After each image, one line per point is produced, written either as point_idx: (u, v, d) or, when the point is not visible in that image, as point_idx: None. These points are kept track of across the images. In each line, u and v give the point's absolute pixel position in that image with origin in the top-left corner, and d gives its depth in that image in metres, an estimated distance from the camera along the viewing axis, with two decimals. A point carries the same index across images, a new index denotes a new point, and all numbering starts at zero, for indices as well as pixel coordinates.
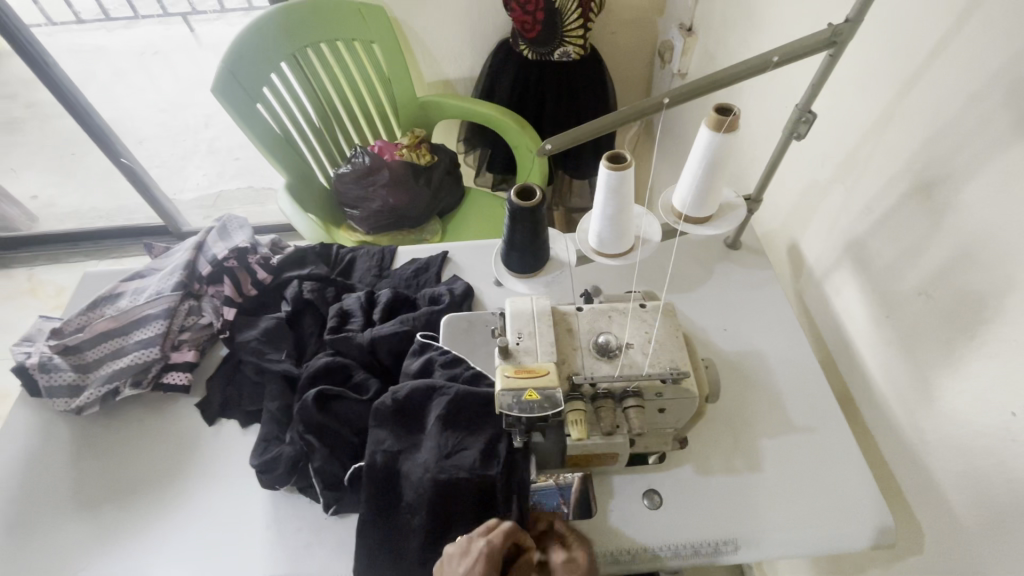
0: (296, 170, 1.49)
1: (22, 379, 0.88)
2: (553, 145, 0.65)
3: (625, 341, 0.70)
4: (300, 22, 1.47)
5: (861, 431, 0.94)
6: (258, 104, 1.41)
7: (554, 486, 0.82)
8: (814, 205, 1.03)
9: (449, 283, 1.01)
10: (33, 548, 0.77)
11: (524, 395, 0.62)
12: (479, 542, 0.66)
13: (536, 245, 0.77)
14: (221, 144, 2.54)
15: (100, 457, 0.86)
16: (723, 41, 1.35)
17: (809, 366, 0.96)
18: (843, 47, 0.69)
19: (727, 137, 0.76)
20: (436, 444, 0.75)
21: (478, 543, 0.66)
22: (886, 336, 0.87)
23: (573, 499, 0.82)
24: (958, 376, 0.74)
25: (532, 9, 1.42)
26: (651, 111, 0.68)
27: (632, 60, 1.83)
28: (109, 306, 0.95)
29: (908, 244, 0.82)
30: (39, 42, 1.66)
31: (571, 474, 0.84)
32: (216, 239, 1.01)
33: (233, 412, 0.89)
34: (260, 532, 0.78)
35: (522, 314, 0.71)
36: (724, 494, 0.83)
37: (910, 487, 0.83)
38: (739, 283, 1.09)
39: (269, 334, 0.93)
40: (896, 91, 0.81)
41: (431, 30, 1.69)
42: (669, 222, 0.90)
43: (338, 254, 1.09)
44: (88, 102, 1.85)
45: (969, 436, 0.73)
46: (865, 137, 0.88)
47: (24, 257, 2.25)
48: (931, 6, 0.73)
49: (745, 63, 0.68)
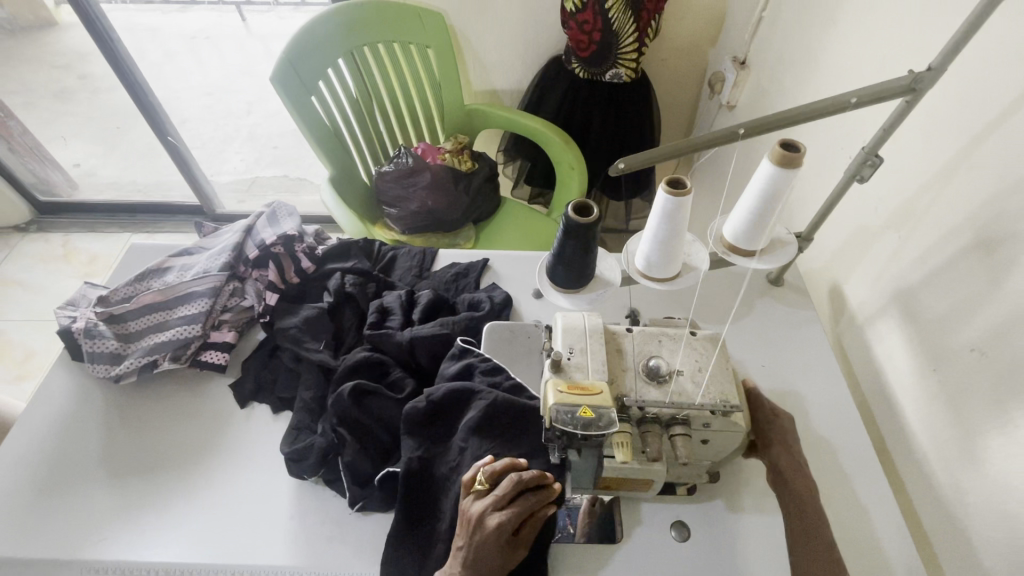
0: (341, 164, 1.51)
1: (67, 342, 0.90)
2: (625, 164, 0.65)
3: (675, 367, 0.69)
4: (361, 22, 1.50)
5: (895, 485, 0.91)
6: (312, 96, 1.44)
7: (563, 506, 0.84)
8: (863, 249, 1.02)
9: (489, 291, 1.01)
10: (59, 511, 0.78)
11: (579, 411, 0.61)
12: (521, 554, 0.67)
13: (587, 262, 0.77)
14: (261, 131, 2.59)
15: (131, 427, 0.86)
16: (778, 77, 1.35)
17: (846, 412, 0.94)
18: (921, 94, 0.69)
19: (791, 173, 0.76)
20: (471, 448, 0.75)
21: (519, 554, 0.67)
22: (932, 390, 0.85)
23: (580, 522, 0.83)
24: (1008, 439, 0.72)
25: (589, 29, 1.43)
26: (726, 141, 0.67)
27: (679, 88, 1.84)
28: (156, 279, 0.97)
29: (964, 298, 0.80)
30: (106, 17, 1.71)
31: (579, 496, 0.85)
32: (265, 225, 1.02)
33: (265, 397, 0.89)
34: (284, 520, 0.77)
35: (574, 329, 0.70)
36: (755, 535, 0.81)
37: (944, 547, 0.81)
38: (778, 320, 1.08)
39: (308, 323, 0.94)
40: (965, 142, 0.80)
41: (485, 40, 1.72)
42: (717, 251, 0.89)
43: (379, 251, 1.10)
44: (144, 79, 1.90)
45: (1014, 502, 0.70)
46: (926, 186, 0.87)
47: (63, 222, 2.31)
48: (1011, 63, 0.73)
49: (824, 100, 0.67)
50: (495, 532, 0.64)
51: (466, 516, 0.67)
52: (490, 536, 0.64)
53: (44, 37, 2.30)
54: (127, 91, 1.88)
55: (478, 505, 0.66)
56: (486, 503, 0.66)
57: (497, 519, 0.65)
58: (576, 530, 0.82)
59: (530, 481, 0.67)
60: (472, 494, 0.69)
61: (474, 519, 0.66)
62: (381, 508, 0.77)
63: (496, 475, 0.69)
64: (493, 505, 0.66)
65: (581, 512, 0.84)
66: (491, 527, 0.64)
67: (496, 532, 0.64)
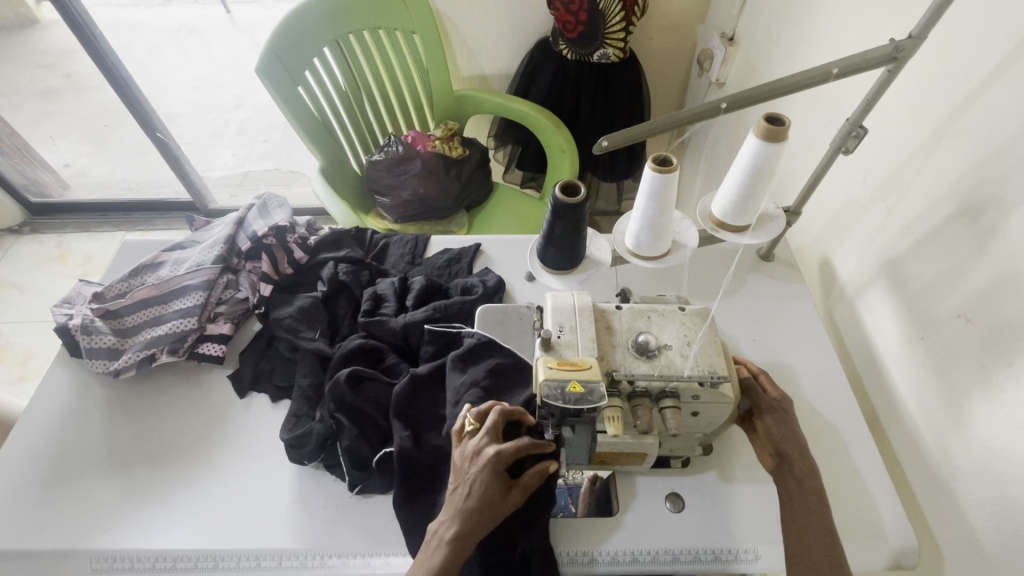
0: (330, 154, 1.50)
1: (64, 339, 0.91)
2: (609, 141, 0.65)
3: (664, 341, 0.71)
4: (345, 8, 1.48)
5: (886, 452, 0.93)
6: (298, 86, 1.42)
7: (565, 486, 0.85)
8: (852, 221, 1.02)
9: (481, 275, 1.02)
10: (67, 504, 0.79)
11: (569, 387, 0.62)
12: (518, 494, 0.68)
13: (576, 242, 0.77)
14: (251, 125, 2.60)
15: (133, 419, 0.88)
16: (766, 52, 1.34)
17: (837, 383, 0.96)
18: (902, 63, 0.69)
19: (776, 146, 0.76)
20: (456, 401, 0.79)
21: (516, 494, 0.68)
22: (920, 359, 0.86)
23: (581, 500, 0.84)
24: (993, 403, 0.73)
25: (575, 9, 1.42)
26: (707, 115, 0.67)
27: (668, 67, 1.83)
28: (150, 274, 0.97)
29: (949, 267, 0.82)
30: (86, 12, 1.69)
31: (581, 474, 0.86)
32: (256, 217, 1.03)
33: (264, 386, 0.91)
34: (287, 506, 0.79)
35: (564, 308, 0.71)
36: (746, 502, 0.83)
37: (933, 510, 0.83)
38: (770, 295, 1.09)
39: (304, 313, 0.94)
40: (949, 111, 0.80)
41: (471, 25, 1.70)
42: (706, 229, 0.89)
43: (372, 239, 1.10)
44: (130, 76, 1.88)
45: (999, 463, 0.72)
46: (912, 157, 0.87)
47: (55, 224, 2.30)
48: (995, 28, 0.73)
49: (805, 71, 0.67)
50: (493, 461, 0.67)
51: (462, 455, 0.70)
52: (489, 463, 0.67)
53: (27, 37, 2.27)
54: (113, 88, 1.87)
55: (474, 440, 0.70)
56: (480, 438, 0.70)
57: (495, 448, 0.68)
58: (577, 508, 0.83)
59: (515, 412, 0.73)
60: (465, 436, 0.72)
61: (471, 453, 0.69)
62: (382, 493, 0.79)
63: (484, 416, 0.73)
64: (487, 439, 0.70)
65: (583, 489, 0.85)
66: (490, 455, 0.67)
67: (492, 461, 0.67)
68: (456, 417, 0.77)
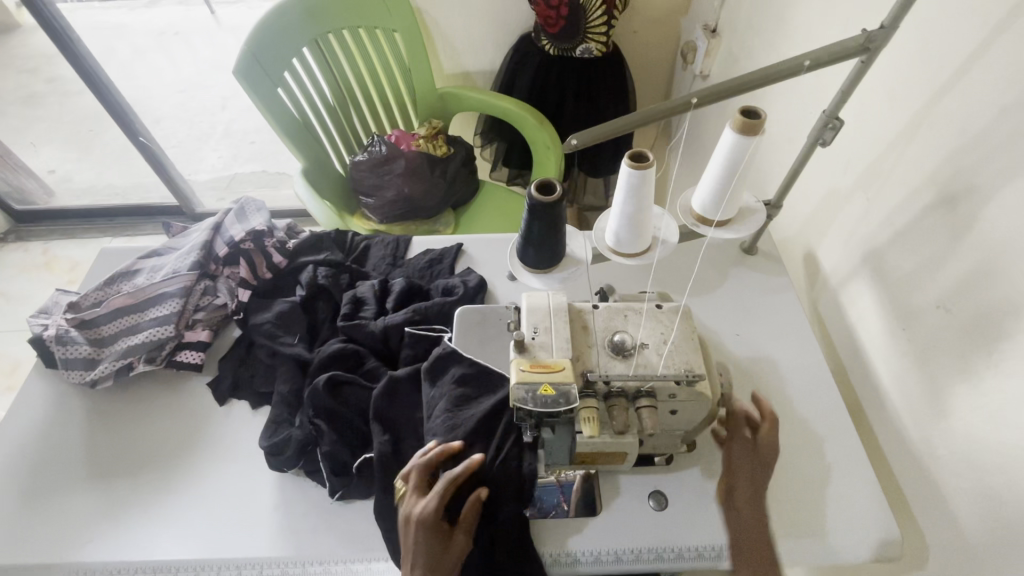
0: (313, 155, 1.49)
1: (39, 350, 0.90)
2: (578, 140, 0.66)
3: (639, 340, 0.70)
4: (324, 7, 1.47)
5: (870, 443, 0.93)
6: (278, 88, 1.41)
7: (556, 483, 0.83)
8: (834, 212, 1.02)
9: (463, 275, 1.01)
10: (45, 516, 0.78)
11: (540, 390, 0.62)
12: (460, 536, 0.70)
13: (553, 241, 0.77)
14: (237, 127, 2.56)
15: (112, 430, 0.87)
16: (747, 43, 1.33)
17: (821, 376, 0.95)
18: (875, 54, 0.68)
19: (752, 140, 0.75)
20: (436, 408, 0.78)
21: (459, 537, 0.70)
22: (902, 349, 0.86)
23: (574, 498, 0.82)
24: (973, 392, 0.73)
25: (555, 4, 1.41)
26: (678, 111, 0.67)
27: (652, 60, 1.82)
28: (126, 282, 0.96)
29: (929, 257, 0.81)
30: (62, 15, 1.66)
31: (573, 472, 0.84)
32: (233, 221, 1.02)
33: (244, 393, 0.89)
34: (268, 513, 0.78)
35: (539, 309, 0.71)
36: (729, 498, 0.83)
37: (918, 501, 0.83)
38: (754, 288, 1.08)
39: (282, 318, 0.94)
40: (926, 100, 0.79)
41: (453, 21, 1.69)
42: (687, 224, 0.89)
43: (352, 241, 1.10)
44: (110, 79, 1.85)
45: (981, 452, 0.72)
46: (891, 147, 0.87)
47: (40, 231, 2.28)
48: (969, 15, 0.72)
49: (776, 65, 0.67)
50: (421, 521, 0.68)
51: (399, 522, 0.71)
52: (419, 523, 0.68)
53: None
54: (93, 93, 1.84)
55: (404, 506, 0.71)
56: (410, 500, 0.71)
57: (419, 510, 0.69)
58: (570, 506, 0.81)
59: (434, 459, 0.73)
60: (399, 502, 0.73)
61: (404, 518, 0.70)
62: (364, 499, 0.78)
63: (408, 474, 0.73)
64: (413, 499, 0.70)
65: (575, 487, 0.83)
66: (416, 518, 0.68)
67: (424, 520, 0.68)
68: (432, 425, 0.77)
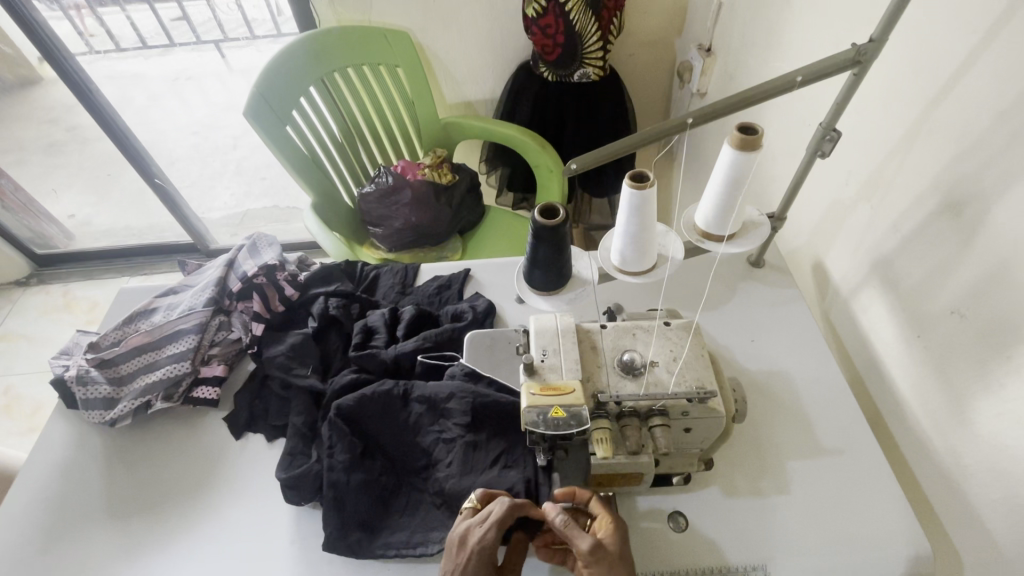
0: (322, 188, 1.52)
1: (61, 391, 0.92)
2: (577, 165, 0.69)
3: (650, 359, 0.71)
4: (329, 48, 1.52)
5: (895, 458, 0.91)
6: (287, 126, 1.45)
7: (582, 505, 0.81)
8: (839, 222, 1.02)
9: (471, 301, 1.02)
10: (64, 556, 0.79)
11: (552, 412, 0.63)
12: (476, 536, 0.66)
13: (560, 263, 0.77)
14: (249, 164, 2.65)
15: (131, 467, 0.88)
16: (742, 60, 1.36)
17: (838, 387, 0.94)
18: (867, 66, 0.69)
19: (751, 156, 0.76)
20: (451, 437, 0.81)
21: (476, 537, 0.66)
22: (919, 357, 0.84)
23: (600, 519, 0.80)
24: (996, 399, 0.72)
25: (552, 33, 1.45)
26: (674, 130, 0.70)
27: (649, 81, 1.85)
28: (143, 321, 0.99)
29: (937, 263, 0.81)
30: (83, 70, 1.74)
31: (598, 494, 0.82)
32: (246, 257, 1.04)
33: (259, 426, 0.90)
34: (285, 547, 0.78)
35: (547, 331, 0.72)
36: (749, 516, 0.81)
37: (947, 514, 0.80)
38: (763, 302, 1.08)
39: (296, 350, 0.95)
40: (923, 108, 0.80)
41: (453, 54, 1.74)
42: (691, 240, 0.89)
43: (362, 271, 1.12)
44: (126, 125, 1.92)
45: (1009, 461, 0.70)
46: (890, 157, 0.88)
47: (60, 273, 2.33)
48: (957, 25, 0.73)
49: (767, 83, 0.68)
50: (478, 551, 0.65)
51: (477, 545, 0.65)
52: (478, 553, 0.65)
53: (29, 94, 2.37)
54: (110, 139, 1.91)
55: (478, 535, 0.66)
56: (473, 525, 0.68)
57: (479, 536, 0.66)
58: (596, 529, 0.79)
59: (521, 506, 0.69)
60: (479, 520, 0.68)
61: (461, 541, 0.67)
62: (379, 546, 0.75)
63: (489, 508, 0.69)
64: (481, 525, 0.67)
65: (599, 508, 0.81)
66: (474, 546, 0.65)
67: (484, 550, 0.65)
68: (453, 455, 0.79)
